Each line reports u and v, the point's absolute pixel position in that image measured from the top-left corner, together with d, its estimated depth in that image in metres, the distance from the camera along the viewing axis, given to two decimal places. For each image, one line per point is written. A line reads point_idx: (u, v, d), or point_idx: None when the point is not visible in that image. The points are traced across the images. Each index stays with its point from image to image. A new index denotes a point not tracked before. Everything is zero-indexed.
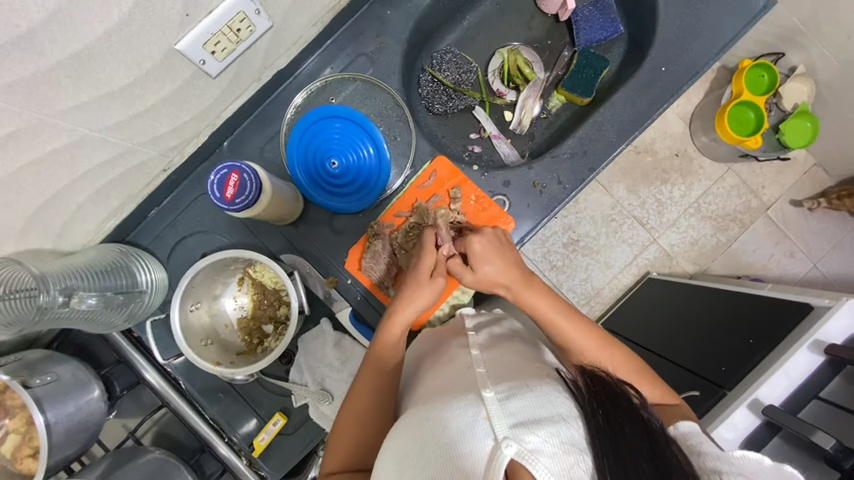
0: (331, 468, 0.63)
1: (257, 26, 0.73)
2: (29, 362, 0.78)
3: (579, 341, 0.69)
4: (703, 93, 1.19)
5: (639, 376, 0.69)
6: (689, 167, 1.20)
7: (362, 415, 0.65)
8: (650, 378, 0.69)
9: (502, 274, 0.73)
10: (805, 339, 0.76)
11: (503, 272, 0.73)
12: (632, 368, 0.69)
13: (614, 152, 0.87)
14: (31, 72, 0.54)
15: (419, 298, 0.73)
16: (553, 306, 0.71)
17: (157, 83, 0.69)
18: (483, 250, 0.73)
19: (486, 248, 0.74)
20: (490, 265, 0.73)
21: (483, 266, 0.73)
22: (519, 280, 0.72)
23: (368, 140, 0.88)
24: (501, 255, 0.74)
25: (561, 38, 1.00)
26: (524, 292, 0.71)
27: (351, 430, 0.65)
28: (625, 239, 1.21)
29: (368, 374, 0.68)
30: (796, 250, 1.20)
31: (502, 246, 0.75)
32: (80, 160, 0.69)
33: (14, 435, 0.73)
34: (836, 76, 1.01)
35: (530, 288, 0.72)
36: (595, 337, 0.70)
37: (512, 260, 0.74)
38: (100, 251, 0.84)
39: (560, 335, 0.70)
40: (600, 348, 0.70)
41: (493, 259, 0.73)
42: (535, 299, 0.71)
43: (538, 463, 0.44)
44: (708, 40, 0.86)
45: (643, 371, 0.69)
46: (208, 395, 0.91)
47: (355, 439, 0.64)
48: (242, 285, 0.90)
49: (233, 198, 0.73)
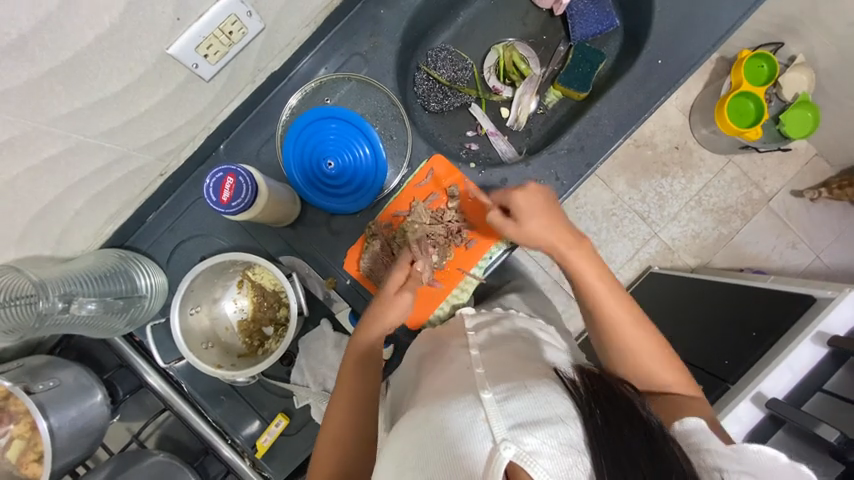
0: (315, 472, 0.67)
1: (249, 28, 0.73)
2: (31, 368, 0.78)
3: (613, 311, 0.69)
4: (702, 85, 1.18)
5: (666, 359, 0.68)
6: (689, 160, 1.19)
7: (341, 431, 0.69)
8: (673, 361, 0.69)
9: (544, 230, 0.74)
10: (807, 331, 0.75)
11: (545, 228, 0.74)
12: (663, 350, 0.68)
13: (611, 147, 0.86)
14: (23, 80, 0.54)
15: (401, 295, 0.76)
16: (596, 268, 0.73)
17: (150, 89, 0.69)
18: (527, 205, 0.74)
19: (530, 204, 0.74)
20: (535, 219, 0.74)
21: (530, 218, 0.74)
22: (563, 238, 0.74)
23: (363, 140, 0.88)
24: (547, 212, 0.74)
25: (556, 33, 1.00)
26: (567, 251, 0.73)
27: (334, 449, 0.68)
28: (625, 234, 1.20)
29: (343, 391, 0.71)
30: (799, 241, 1.19)
31: (547, 205, 0.75)
32: (76, 167, 0.69)
33: (19, 441, 0.73)
34: (836, 65, 1.00)
35: (576, 248, 0.73)
36: (629, 311, 0.70)
37: (555, 218, 0.75)
38: (99, 257, 0.84)
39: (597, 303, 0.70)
40: (636, 326, 0.69)
41: (537, 215, 0.74)
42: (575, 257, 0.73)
43: (536, 465, 0.44)
44: (704, 31, 0.85)
45: (669, 356, 0.68)
46: (210, 398, 0.92)
47: (336, 459, 0.67)
48: (241, 288, 0.90)
49: (229, 201, 0.73)
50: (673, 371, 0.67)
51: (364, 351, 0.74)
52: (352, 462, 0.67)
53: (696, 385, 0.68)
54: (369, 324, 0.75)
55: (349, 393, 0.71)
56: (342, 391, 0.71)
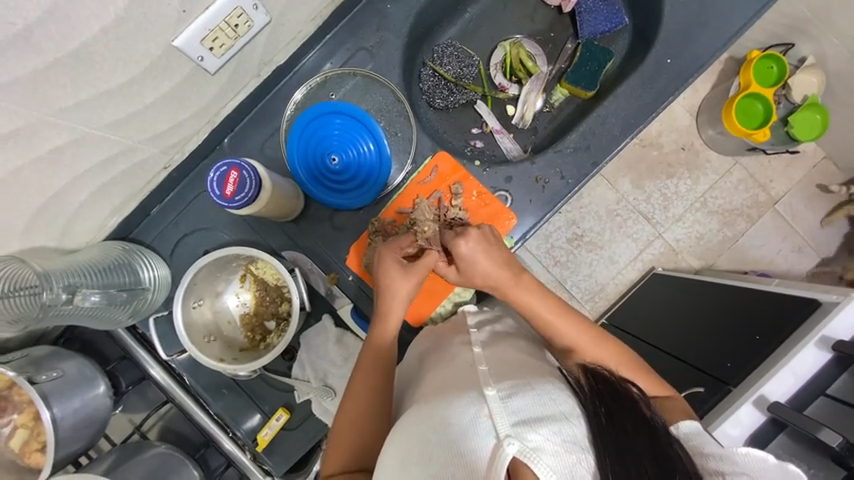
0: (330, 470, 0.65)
1: (255, 21, 0.73)
2: (34, 359, 0.78)
3: (568, 331, 0.69)
4: (710, 85, 1.17)
5: (630, 367, 0.69)
6: (695, 161, 1.18)
7: (358, 420, 0.67)
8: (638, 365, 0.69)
9: (492, 275, 0.71)
10: (812, 335, 0.75)
11: (495, 273, 0.71)
12: (620, 358, 0.69)
13: (618, 147, 0.86)
14: (29, 71, 0.54)
15: (408, 284, 0.73)
16: (546, 304, 0.71)
17: (155, 81, 0.69)
18: (471, 254, 0.70)
19: (475, 250, 0.71)
20: (479, 268, 0.71)
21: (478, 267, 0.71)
22: (508, 280, 0.71)
23: (368, 135, 0.89)
24: (492, 259, 0.71)
25: (564, 30, 0.99)
26: (514, 291, 0.71)
27: (354, 435, 0.66)
28: (630, 234, 1.20)
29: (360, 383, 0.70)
30: (804, 245, 1.18)
31: (491, 246, 0.72)
32: (81, 158, 0.69)
33: (23, 430, 0.74)
34: (847, 67, 0.99)
35: (520, 287, 0.71)
36: (584, 328, 0.70)
37: (500, 259, 0.72)
38: (103, 248, 0.84)
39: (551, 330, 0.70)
40: (593, 341, 0.69)
41: (480, 262, 0.71)
42: (526, 297, 0.71)
43: (540, 462, 0.44)
44: (714, 31, 0.84)
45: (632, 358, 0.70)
46: (212, 391, 0.92)
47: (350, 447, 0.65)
48: (244, 282, 0.90)
49: (233, 195, 0.73)
50: (641, 372, 0.69)
51: (381, 346, 0.73)
52: (368, 449, 0.65)
53: (670, 386, 0.68)
54: (384, 316, 0.74)
55: (366, 387, 0.69)
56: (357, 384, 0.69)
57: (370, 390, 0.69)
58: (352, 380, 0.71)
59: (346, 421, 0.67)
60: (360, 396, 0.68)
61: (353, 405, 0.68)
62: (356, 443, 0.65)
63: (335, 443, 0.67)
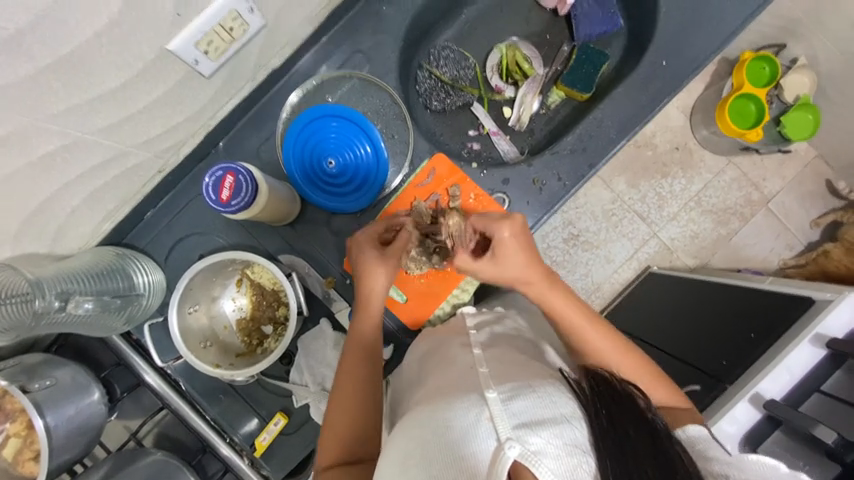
0: (326, 461, 0.63)
1: (250, 24, 0.72)
2: (28, 366, 0.77)
3: (588, 332, 0.69)
4: (704, 85, 1.18)
5: (652, 378, 0.67)
6: (689, 160, 1.19)
7: (346, 409, 0.66)
8: (658, 374, 0.68)
9: (525, 269, 0.70)
10: (805, 333, 0.75)
11: (525, 265, 0.70)
12: (642, 370, 0.67)
13: (615, 148, 0.86)
14: (21, 76, 0.53)
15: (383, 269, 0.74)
16: (572, 304, 0.71)
17: (148, 85, 0.67)
18: (508, 240, 0.70)
19: (513, 237, 0.70)
20: (512, 258, 0.70)
21: (511, 252, 0.70)
22: (538, 275, 0.71)
23: (365, 138, 0.88)
24: (527, 252, 0.71)
25: (560, 31, 0.99)
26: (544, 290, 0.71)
27: (343, 426, 0.65)
28: (625, 234, 1.20)
29: (347, 373, 0.69)
30: (796, 243, 1.19)
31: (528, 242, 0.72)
32: (72, 163, 0.68)
33: (15, 439, 0.72)
34: (838, 68, 1.00)
35: (551, 287, 0.71)
36: (607, 334, 0.69)
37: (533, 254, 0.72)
38: (96, 254, 0.83)
39: (568, 328, 0.69)
40: (616, 348, 0.68)
41: (515, 251, 0.70)
42: (555, 297, 0.71)
43: (541, 465, 0.45)
44: (710, 33, 0.84)
45: (652, 368, 0.68)
46: (209, 397, 0.92)
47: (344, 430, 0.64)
48: (240, 287, 0.89)
49: (228, 199, 0.72)
50: (661, 384, 0.67)
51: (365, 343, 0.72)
52: (361, 436, 0.64)
53: (683, 394, 0.68)
54: (365, 309, 0.74)
55: (356, 378, 0.68)
56: (347, 372, 0.69)
57: (361, 373, 0.69)
58: (340, 377, 0.69)
59: (337, 411, 0.66)
60: (348, 390, 0.68)
61: (342, 406, 0.66)
62: (350, 432, 0.64)
63: (327, 432, 0.65)
